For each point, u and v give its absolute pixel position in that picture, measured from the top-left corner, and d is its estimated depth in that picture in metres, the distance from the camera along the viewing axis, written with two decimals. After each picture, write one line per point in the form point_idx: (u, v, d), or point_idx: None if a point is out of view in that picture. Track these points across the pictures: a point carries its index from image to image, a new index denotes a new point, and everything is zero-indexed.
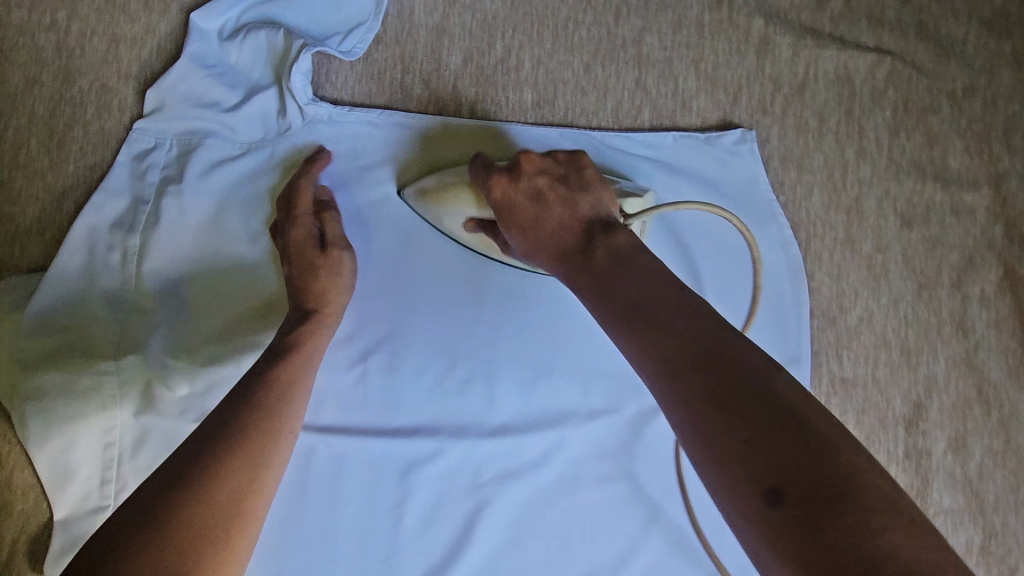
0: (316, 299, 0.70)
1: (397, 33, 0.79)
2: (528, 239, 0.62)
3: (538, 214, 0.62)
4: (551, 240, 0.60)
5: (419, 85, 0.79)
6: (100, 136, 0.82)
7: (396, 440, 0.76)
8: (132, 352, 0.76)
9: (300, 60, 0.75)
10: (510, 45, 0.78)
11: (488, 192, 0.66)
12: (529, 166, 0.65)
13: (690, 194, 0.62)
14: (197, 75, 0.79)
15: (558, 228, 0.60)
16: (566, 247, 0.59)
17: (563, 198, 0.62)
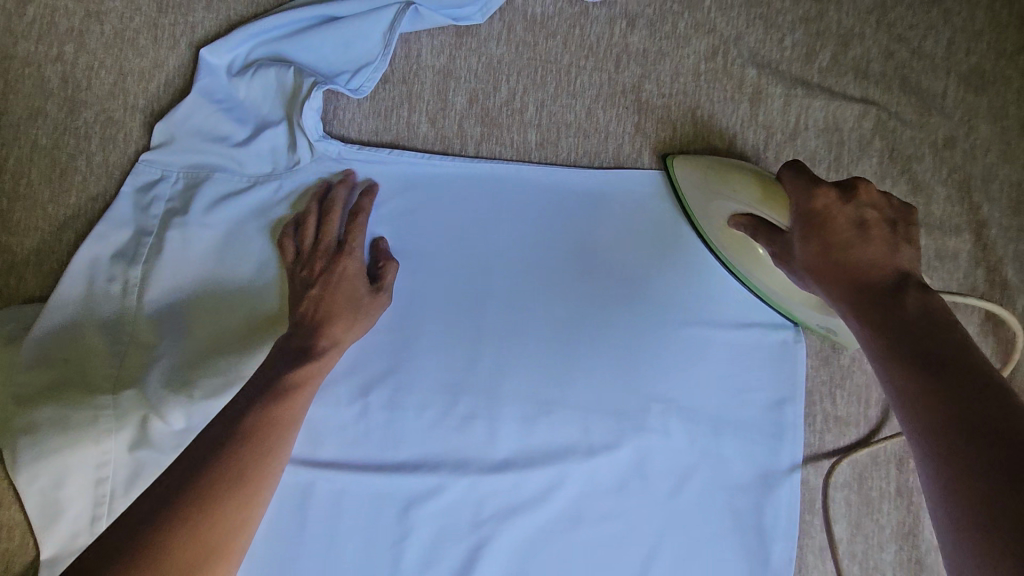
0: (329, 334, 0.71)
1: (404, 74, 0.81)
2: (820, 261, 0.59)
3: (859, 241, 0.58)
4: (846, 273, 0.57)
5: (425, 124, 0.81)
6: (103, 167, 0.82)
7: (398, 476, 0.75)
8: (129, 386, 0.75)
9: (312, 98, 0.76)
10: (514, 88, 0.80)
11: (806, 201, 0.62)
12: (868, 198, 0.61)
13: (863, 202, 0.60)
14: (206, 110, 0.80)
15: (870, 269, 0.56)
16: (875, 284, 0.55)
17: (885, 237, 0.58)
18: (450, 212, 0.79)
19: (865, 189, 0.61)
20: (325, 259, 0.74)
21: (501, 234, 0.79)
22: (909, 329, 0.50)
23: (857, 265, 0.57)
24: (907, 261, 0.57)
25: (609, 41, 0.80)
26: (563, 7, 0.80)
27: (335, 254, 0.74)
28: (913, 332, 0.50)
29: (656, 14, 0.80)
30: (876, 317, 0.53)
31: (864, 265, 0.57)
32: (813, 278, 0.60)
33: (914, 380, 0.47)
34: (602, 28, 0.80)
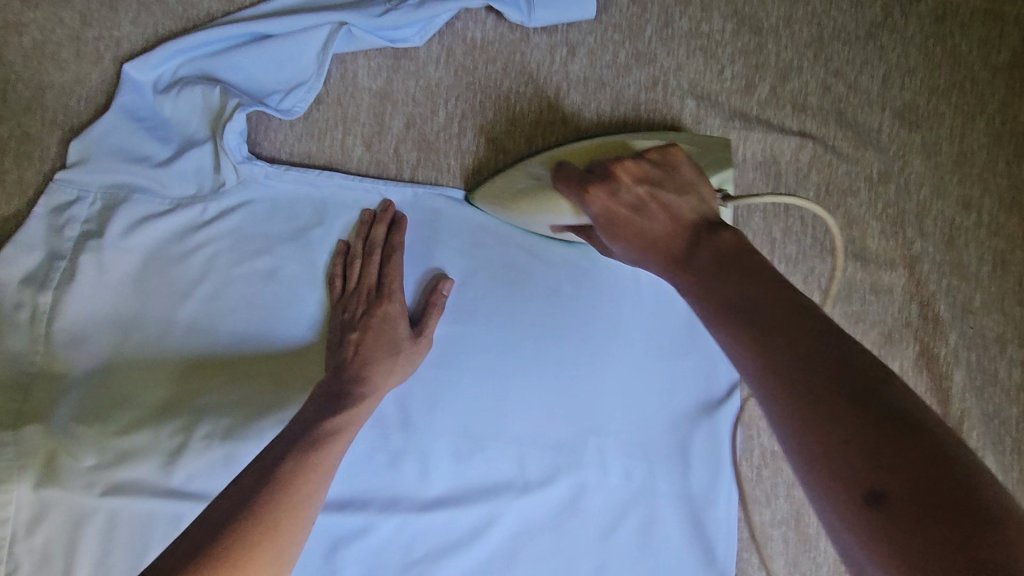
0: (369, 380, 0.69)
1: (340, 95, 0.79)
2: (636, 246, 0.61)
3: (642, 224, 0.61)
4: (656, 244, 0.60)
5: (360, 147, 0.79)
6: (17, 187, 0.78)
7: (321, 516, 0.72)
8: (37, 420, 0.71)
9: (233, 120, 0.73)
10: (452, 112, 0.79)
11: (586, 204, 0.64)
12: (623, 175, 0.63)
13: (629, 184, 0.62)
14: (127, 128, 0.76)
15: (666, 237, 0.59)
16: (673, 250, 0.58)
17: (664, 205, 0.61)
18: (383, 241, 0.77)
19: (617, 168, 0.63)
20: (365, 304, 0.73)
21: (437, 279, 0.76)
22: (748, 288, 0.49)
23: (670, 229, 0.59)
24: (688, 210, 0.60)
25: (550, 68, 0.79)
26: (503, 32, 0.79)
27: (377, 297, 0.73)
28: (746, 309, 0.48)
29: (597, 42, 0.79)
30: (710, 279, 0.52)
31: (668, 231, 0.59)
32: (639, 263, 0.63)
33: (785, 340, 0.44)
34: (542, 55, 0.79)
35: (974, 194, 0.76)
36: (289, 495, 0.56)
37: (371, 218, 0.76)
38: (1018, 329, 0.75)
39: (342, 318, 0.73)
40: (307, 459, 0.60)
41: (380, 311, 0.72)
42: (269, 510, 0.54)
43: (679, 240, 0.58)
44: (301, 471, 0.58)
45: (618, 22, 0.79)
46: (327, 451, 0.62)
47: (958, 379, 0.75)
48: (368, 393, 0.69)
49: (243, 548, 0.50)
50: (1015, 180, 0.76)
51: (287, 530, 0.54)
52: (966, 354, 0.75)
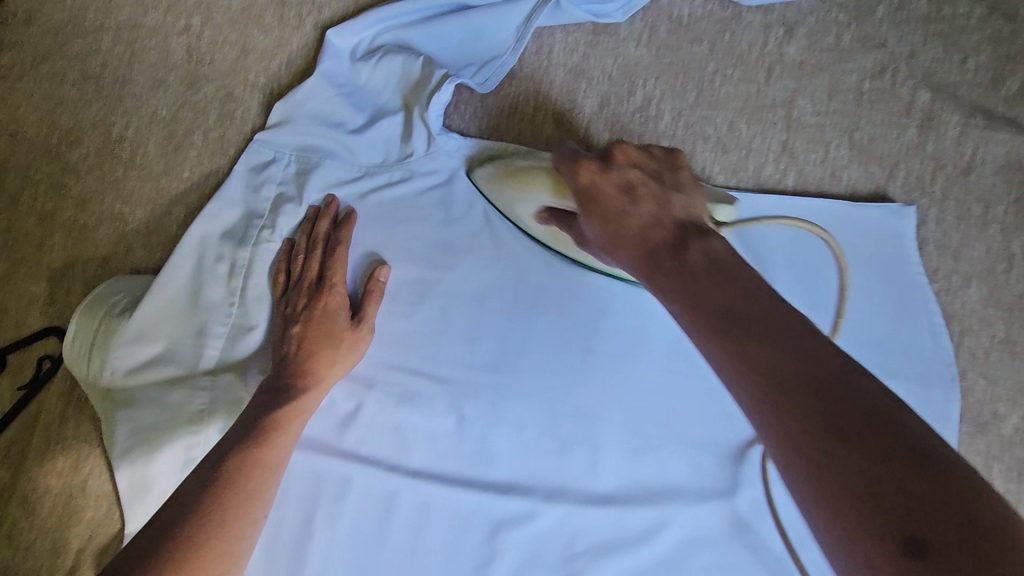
0: (310, 373, 0.70)
1: (533, 70, 0.77)
2: (608, 233, 0.57)
3: (625, 207, 0.57)
4: (636, 234, 0.55)
5: (550, 125, 0.76)
6: (218, 144, 0.81)
7: (487, 494, 0.71)
8: (228, 371, 0.74)
9: (441, 92, 0.73)
10: (651, 93, 0.74)
11: (575, 178, 0.62)
12: (625, 159, 0.61)
13: (623, 167, 0.60)
14: (327, 93, 0.78)
15: (643, 228, 0.55)
16: (663, 242, 0.53)
17: (654, 196, 0.57)
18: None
19: (619, 152, 0.61)
20: (306, 296, 0.72)
21: None
22: (807, 351, 0.40)
23: (640, 227, 0.55)
24: (679, 208, 0.56)
25: (762, 50, 0.73)
26: (714, 10, 0.74)
27: (318, 288, 0.73)
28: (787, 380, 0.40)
29: (818, 24, 0.72)
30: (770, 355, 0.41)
31: (646, 228, 0.55)
32: (611, 252, 0.58)
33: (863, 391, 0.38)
34: (755, 35, 0.73)
35: None
36: (238, 491, 0.61)
37: (316, 214, 0.76)
38: None
39: (284, 312, 0.73)
40: (254, 454, 0.64)
41: (322, 303, 0.72)
42: (217, 508, 0.59)
43: (669, 241, 0.53)
44: (247, 467, 0.63)
45: (845, 2, 0.72)
46: (276, 447, 0.66)
47: None
48: (311, 385, 0.69)
49: (188, 549, 0.56)
50: None
51: (233, 523, 0.60)
52: None
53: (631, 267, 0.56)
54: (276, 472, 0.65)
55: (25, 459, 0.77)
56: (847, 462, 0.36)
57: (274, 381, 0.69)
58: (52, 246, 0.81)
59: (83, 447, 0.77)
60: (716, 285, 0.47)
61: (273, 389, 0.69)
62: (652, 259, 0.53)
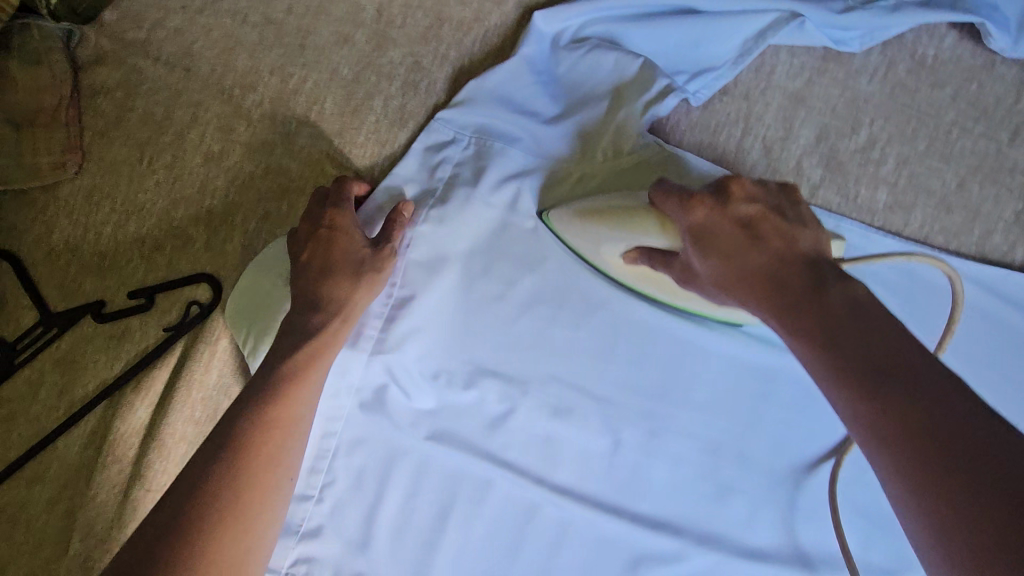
0: (313, 343, 0.62)
1: (748, 89, 0.71)
2: (726, 273, 0.53)
3: (747, 248, 0.52)
4: (755, 278, 0.51)
5: (758, 150, 0.71)
6: (399, 114, 0.78)
7: (636, 527, 0.68)
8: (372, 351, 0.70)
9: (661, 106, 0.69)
10: (877, 134, 0.69)
11: (684, 213, 0.57)
12: (739, 193, 0.56)
13: (735, 204, 0.55)
14: (524, 79, 0.74)
15: (771, 271, 0.50)
16: (793, 292, 0.48)
17: (776, 233, 0.53)
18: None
19: (733, 183, 0.57)
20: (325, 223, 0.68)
21: None
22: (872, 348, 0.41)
23: (757, 270, 0.51)
24: (805, 250, 0.52)
25: (1010, 108, 0.67)
26: (963, 54, 0.68)
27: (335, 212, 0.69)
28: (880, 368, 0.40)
29: None
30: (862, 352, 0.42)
31: (768, 269, 0.51)
32: (724, 291, 0.53)
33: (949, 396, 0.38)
34: (1005, 89, 0.67)
35: None
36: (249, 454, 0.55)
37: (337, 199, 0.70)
38: None
39: (298, 262, 0.67)
40: (273, 409, 0.57)
41: (330, 220, 0.68)
42: (228, 478, 0.53)
43: (802, 285, 0.48)
44: (265, 426, 0.56)
45: None
46: (289, 437, 0.57)
47: None
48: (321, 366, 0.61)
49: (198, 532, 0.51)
50: None
51: (261, 490, 0.54)
52: None
53: (754, 309, 0.51)
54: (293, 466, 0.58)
55: (167, 404, 0.76)
56: (922, 462, 0.36)
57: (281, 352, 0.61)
58: (215, 191, 0.80)
59: (224, 400, 0.77)
60: (866, 336, 0.42)
61: (273, 365, 0.60)
62: (784, 307, 0.48)
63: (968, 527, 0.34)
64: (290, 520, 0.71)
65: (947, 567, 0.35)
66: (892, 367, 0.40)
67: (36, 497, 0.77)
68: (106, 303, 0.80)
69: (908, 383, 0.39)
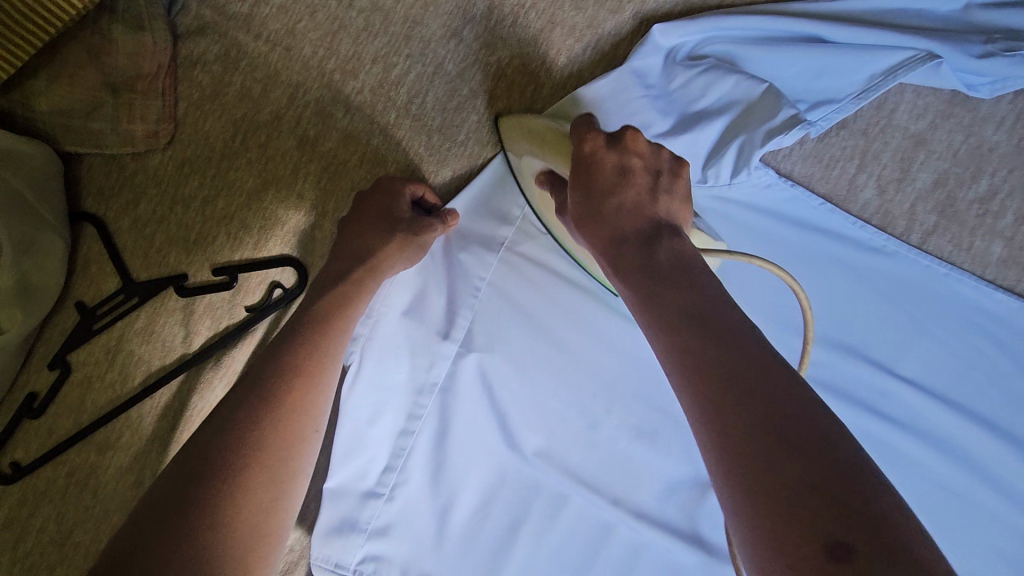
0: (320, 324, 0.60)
1: (868, 124, 0.70)
2: (585, 207, 0.54)
3: (613, 186, 0.54)
4: (619, 216, 0.52)
5: (871, 190, 0.69)
6: (502, 116, 0.77)
7: (709, 558, 0.69)
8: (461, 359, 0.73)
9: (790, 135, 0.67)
10: (998, 186, 0.67)
11: (577, 146, 0.58)
12: (635, 149, 0.57)
13: (626, 152, 0.56)
14: (635, 92, 0.72)
15: (630, 217, 0.51)
16: (631, 237, 0.50)
17: (646, 187, 0.54)
18: (870, 296, 0.68)
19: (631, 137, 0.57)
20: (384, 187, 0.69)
21: (913, 363, 0.67)
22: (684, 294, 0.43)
23: (618, 211, 0.52)
24: (663, 212, 0.53)
25: None
26: None
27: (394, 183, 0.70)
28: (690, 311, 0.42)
29: None
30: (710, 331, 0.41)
31: (626, 211, 0.52)
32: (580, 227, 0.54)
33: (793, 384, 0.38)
34: None
35: None
36: (286, 402, 0.54)
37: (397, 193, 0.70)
38: None
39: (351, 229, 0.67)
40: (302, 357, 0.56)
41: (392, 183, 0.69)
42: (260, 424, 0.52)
43: (641, 236, 0.50)
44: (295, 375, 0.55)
45: None
46: (313, 389, 0.56)
47: None
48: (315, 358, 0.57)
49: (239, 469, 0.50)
50: None
51: (296, 437, 0.54)
52: None
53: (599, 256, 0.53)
54: (312, 442, 0.55)
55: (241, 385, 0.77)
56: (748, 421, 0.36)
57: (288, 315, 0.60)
58: (307, 174, 0.80)
59: None
60: (682, 278, 0.44)
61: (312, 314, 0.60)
62: (618, 255, 0.50)
63: (749, 475, 0.35)
64: (361, 516, 0.71)
65: (735, 516, 0.36)
66: (715, 323, 0.41)
67: (106, 463, 0.78)
68: (188, 277, 0.79)
69: (735, 335, 0.40)
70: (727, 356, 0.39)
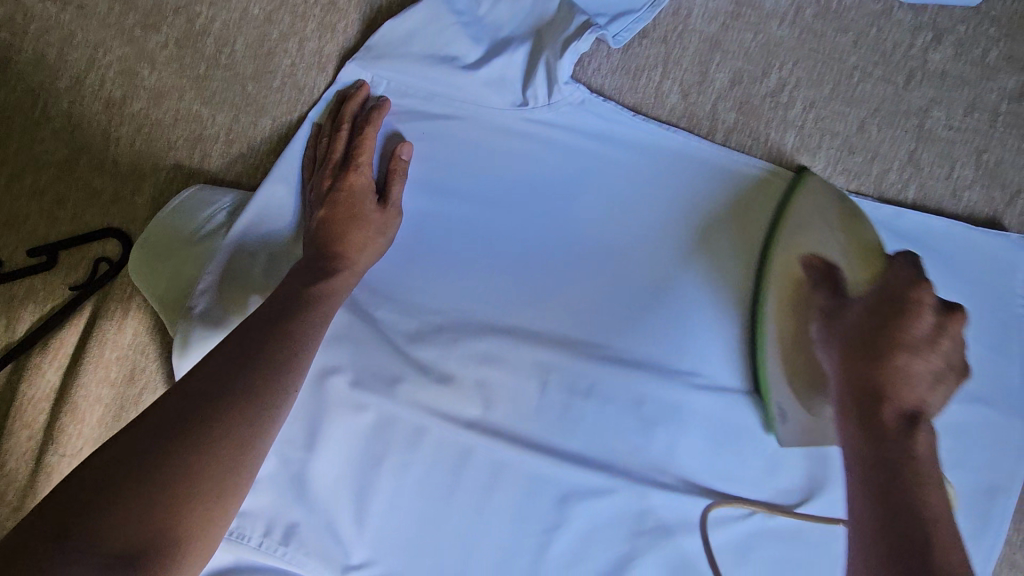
0: (341, 255, 0.67)
1: (667, 32, 0.73)
2: (849, 338, 0.63)
3: (919, 347, 0.62)
4: (886, 366, 0.61)
5: (676, 95, 0.72)
6: (314, 56, 0.75)
7: (563, 465, 0.70)
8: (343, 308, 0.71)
9: (580, 42, 0.67)
10: (786, 78, 0.71)
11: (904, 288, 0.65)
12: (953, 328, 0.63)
13: (948, 329, 0.63)
14: (444, 20, 0.72)
15: (912, 376, 0.61)
16: (872, 386, 0.60)
17: (926, 352, 0.62)
18: (688, 198, 0.71)
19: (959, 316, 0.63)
20: (331, 177, 0.70)
21: (728, 254, 0.70)
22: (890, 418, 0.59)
23: (898, 368, 0.60)
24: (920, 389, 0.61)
25: (907, 52, 0.71)
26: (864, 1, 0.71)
27: (343, 168, 0.70)
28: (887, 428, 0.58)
29: (967, 35, 0.70)
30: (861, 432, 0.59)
31: (904, 371, 0.60)
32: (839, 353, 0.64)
33: (947, 534, 0.52)
34: (901, 36, 0.71)
35: None
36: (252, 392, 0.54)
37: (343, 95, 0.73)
38: None
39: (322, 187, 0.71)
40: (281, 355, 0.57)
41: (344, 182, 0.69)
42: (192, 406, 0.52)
43: (908, 406, 0.60)
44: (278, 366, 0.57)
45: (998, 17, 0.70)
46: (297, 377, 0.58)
47: None
48: (342, 268, 0.67)
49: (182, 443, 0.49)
50: None
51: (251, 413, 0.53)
52: None
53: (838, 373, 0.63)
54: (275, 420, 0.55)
55: (76, 364, 0.73)
56: (892, 528, 0.52)
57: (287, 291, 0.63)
58: (119, 139, 0.75)
59: (139, 361, 0.73)
60: (891, 399, 0.60)
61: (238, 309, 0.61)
62: (862, 392, 0.61)
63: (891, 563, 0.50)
64: None
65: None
66: (898, 458, 0.56)
67: None
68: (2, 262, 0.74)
69: (896, 464, 0.56)
70: (900, 474, 0.55)
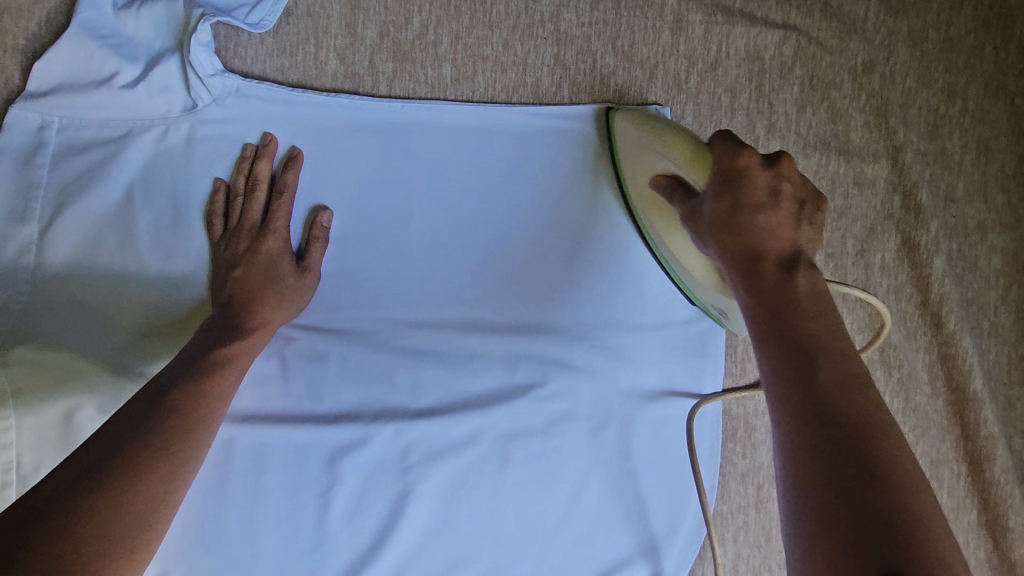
0: (256, 315, 0.68)
1: (310, 6, 0.77)
2: (729, 216, 0.55)
3: (765, 202, 0.55)
4: (749, 239, 0.54)
5: (334, 61, 0.77)
6: None
7: (318, 429, 0.72)
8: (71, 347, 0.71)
9: (198, 31, 0.71)
10: (427, 20, 0.77)
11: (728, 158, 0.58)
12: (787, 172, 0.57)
13: (781, 175, 0.57)
14: (90, 46, 0.74)
15: (770, 240, 0.53)
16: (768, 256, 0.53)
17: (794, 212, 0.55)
18: (382, 159, 0.75)
19: (786, 164, 0.57)
20: (247, 239, 0.72)
21: (414, 191, 0.75)
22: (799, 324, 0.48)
23: (758, 229, 0.54)
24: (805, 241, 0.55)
25: None
26: None
27: (260, 232, 0.72)
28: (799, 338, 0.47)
29: None
30: (766, 314, 0.49)
31: (766, 232, 0.54)
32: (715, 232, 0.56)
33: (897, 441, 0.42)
34: None
35: (960, 82, 0.75)
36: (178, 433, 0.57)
37: (254, 153, 0.75)
38: (999, 216, 0.74)
39: (224, 255, 0.72)
40: (195, 391, 0.60)
41: (263, 246, 0.71)
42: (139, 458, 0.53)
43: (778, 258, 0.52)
44: (192, 398, 0.59)
45: None
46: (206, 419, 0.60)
47: (938, 266, 0.73)
48: (255, 327, 0.68)
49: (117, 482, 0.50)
50: (1003, 65, 0.75)
51: (176, 454, 0.55)
52: (947, 243, 0.73)
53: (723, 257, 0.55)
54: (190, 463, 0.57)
55: None
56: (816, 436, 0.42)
57: (195, 351, 0.63)
58: None
59: None
60: (813, 308, 0.49)
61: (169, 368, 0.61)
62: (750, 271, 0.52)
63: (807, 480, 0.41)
64: None
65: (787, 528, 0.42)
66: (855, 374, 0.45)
67: None
68: None
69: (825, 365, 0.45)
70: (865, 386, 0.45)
